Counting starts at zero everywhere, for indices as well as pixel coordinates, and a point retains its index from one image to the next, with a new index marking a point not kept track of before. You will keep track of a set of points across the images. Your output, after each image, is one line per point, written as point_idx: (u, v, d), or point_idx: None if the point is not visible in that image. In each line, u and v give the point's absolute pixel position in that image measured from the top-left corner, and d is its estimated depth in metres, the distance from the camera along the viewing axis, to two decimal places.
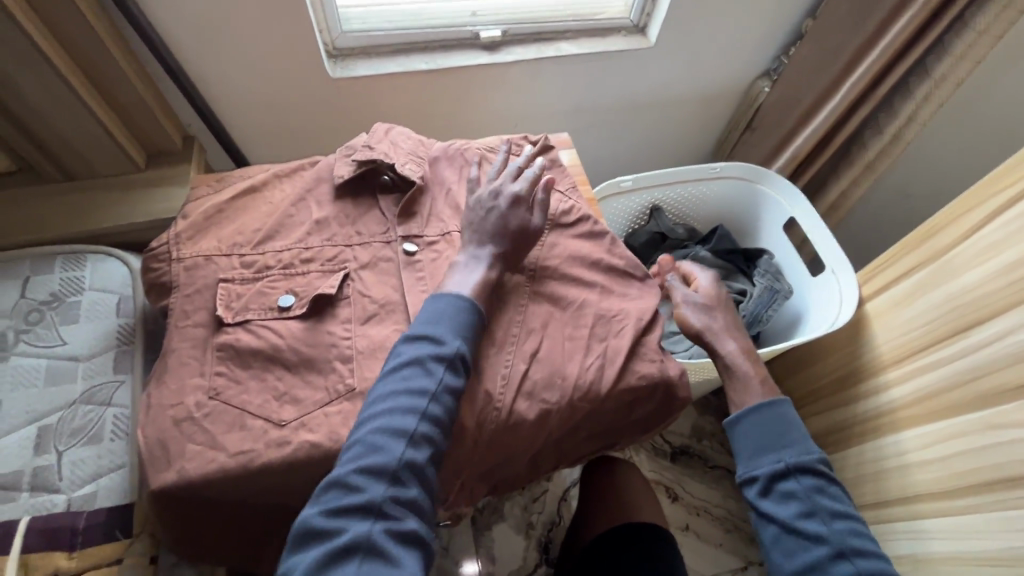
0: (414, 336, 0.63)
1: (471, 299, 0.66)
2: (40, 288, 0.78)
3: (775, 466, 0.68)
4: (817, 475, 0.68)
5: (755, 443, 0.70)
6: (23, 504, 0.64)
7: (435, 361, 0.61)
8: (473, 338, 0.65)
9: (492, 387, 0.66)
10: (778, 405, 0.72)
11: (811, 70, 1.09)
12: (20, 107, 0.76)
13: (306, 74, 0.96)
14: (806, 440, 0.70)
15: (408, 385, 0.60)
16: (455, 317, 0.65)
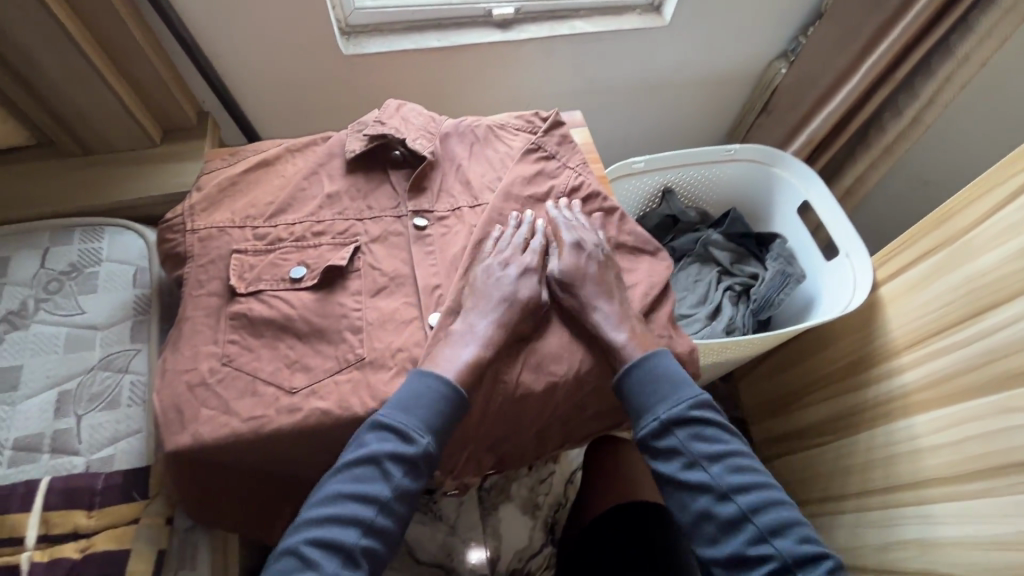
0: (381, 427, 0.62)
1: (453, 387, 0.63)
2: (60, 258, 0.80)
3: (654, 427, 0.67)
4: (691, 422, 0.67)
5: (633, 405, 0.69)
6: (44, 465, 0.66)
7: (394, 462, 0.61)
8: (444, 431, 0.63)
9: (501, 359, 0.68)
10: (645, 361, 0.68)
11: (829, 49, 1.07)
12: (40, 81, 0.78)
13: (319, 51, 0.96)
14: (678, 389, 0.68)
15: (362, 486, 0.60)
16: (430, 410, 0.62)
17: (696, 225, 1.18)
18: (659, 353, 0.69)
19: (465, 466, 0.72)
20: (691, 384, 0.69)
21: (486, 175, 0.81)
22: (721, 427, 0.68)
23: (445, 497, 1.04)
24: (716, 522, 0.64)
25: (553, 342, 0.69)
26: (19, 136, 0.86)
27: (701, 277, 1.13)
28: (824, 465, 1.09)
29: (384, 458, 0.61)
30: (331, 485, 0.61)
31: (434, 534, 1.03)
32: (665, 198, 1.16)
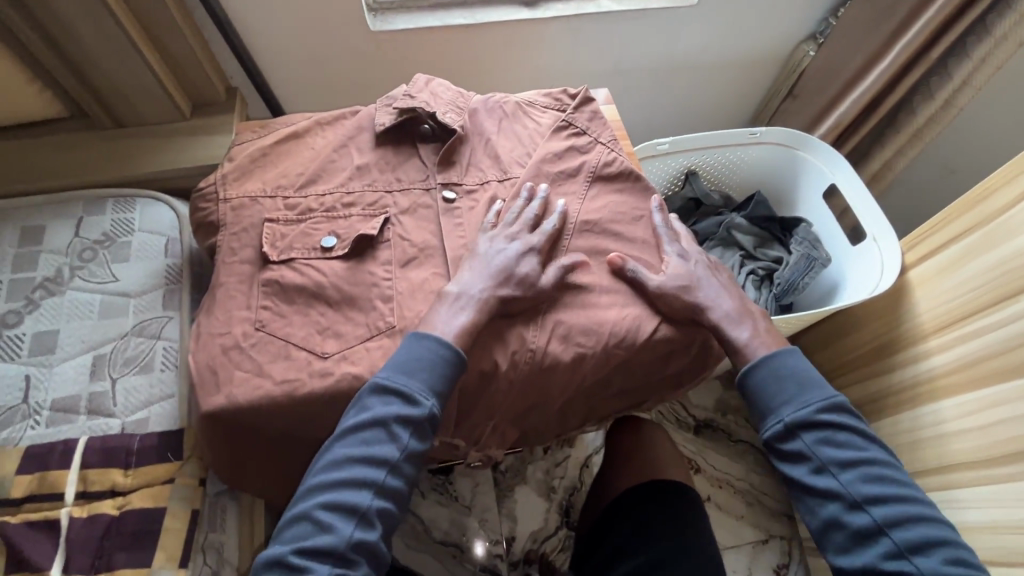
0: (383, 389, 0.61)
1: (452, 348, 0.63)
2: (93, 228, 0.81)
3: (777, 428, 0.68)
4: (821, 426, 0.67)
5: (757, 405, 0.70)
6: (81, 426, 0.67)
7: (401, 425, 0.60)
8: (447, 392, 0.63)
9: (526, 331, 0.67)
10: (770, 361, 0.69)
11: (860, 30, 1.05)
12: (77, 51, 0.79)
13: (346, 27, 0.96)
14: (806, 391, 0.68)
15: (371, 450, 0.59)
16: (434, 372, 0.62)
17: (720, 208, 1.17)
18: (787, 354, 0.70)
19: (486, 438, 0.72)
20: (822, 385, 0.68)
21: (515, 151, 0.80)
22: (856, 433, 0.67)
23: (461, 477, 1.07)
24: (848, 531, 0.64)
25: (578, 315, 0.69)
26: (54, 108, 0.87)
27: (723, 261, 1.11)
28: None
29: (391, 421, 0.60)
30: (336, 450, 0.59)
31: (449, 513, 1.04)
32: (688, 181, 1.15)
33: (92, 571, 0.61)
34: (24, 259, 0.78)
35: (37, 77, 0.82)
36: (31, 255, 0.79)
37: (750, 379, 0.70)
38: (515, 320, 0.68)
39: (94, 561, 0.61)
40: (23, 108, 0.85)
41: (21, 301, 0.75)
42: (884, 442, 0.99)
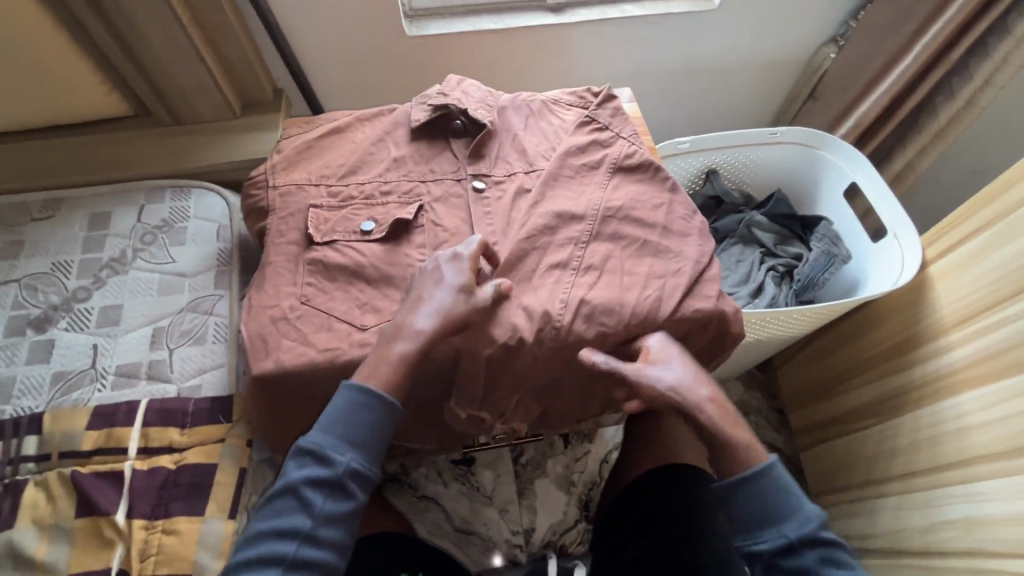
0: (299, 454, 0.65)
1: (364, 397, 0.65)
2: (153, 214, 0.88)
3: (779, 543, 0.70)
4: (820, 542, 0.70)
5: (755, 518, 0.71)
6: (142, 390, 0.74)
7: (313, 489, 0.63)
8: (363, 448, 0.65)
9: (551, 307, 0.70)
10: (771, 473, 0.71)
11: (880, 32, 1.08)
12: (145, 53, 0.87)
13: (385, 32, 1.03)
14: (803, 507, 0.72)
15: (284, 520, 0.62)
16: (351, 424, 0.65)
17: (740, 207, 1.19)
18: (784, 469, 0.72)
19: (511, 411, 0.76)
20: (815, 505, 0.72)
21: (541, 145, 0.85)
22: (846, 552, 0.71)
23: (482, 467, 1.08)
24: None
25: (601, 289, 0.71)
26: (122, 106, 0.95)
27: (744, 257, 1.14)
28: (864, 450, 1.08)
29: (304, 485, 0.63)
30: (257, 523, 0.63)
31: (469, 503, 1.06)
32: (708, 180, 1.18)
33: (151, 518, 0.67)
34: (92, 241, 0.86)
35: (108, 77, 0.90)
36: (98, 237, 0.86)
37: (751, 489, 0.71)
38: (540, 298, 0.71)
39: (153, 509, 0.67)
40: (95, 106, 0.93)
41: (90, 278, 0.83)
42: (905, 438, 1.00)
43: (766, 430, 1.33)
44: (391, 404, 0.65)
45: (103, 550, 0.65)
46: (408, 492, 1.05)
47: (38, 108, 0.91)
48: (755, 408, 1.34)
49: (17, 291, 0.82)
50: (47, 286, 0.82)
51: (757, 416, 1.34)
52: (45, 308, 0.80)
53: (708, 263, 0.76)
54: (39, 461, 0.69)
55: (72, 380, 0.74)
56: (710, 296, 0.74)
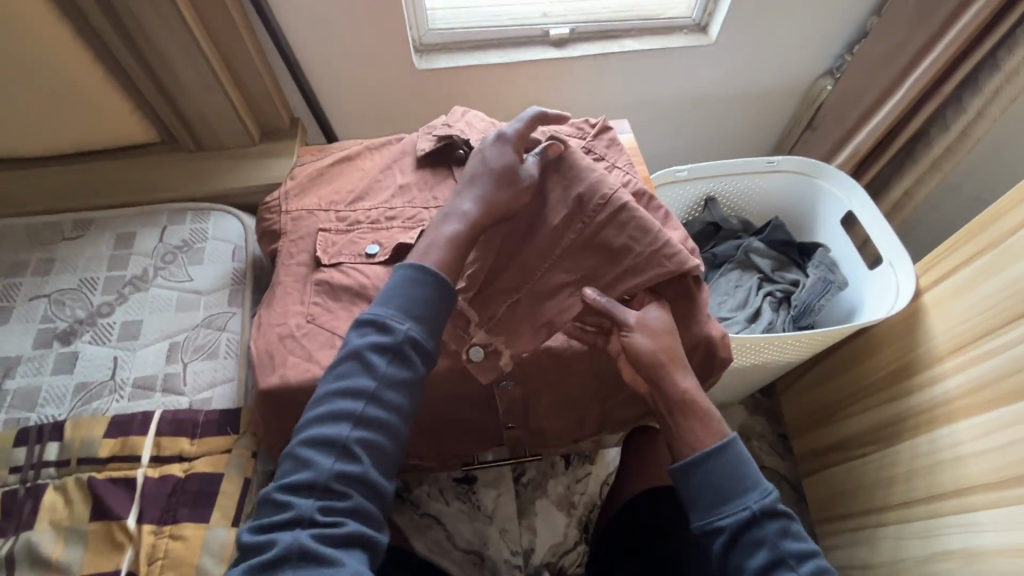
0: (360, 324, 0.66)
1: (422, 271, 0.67)
2: (174, 235, 0.94)
3: (741, 516, 0.67)
4: (780, 516, 0.68)
5: (715, 490, 0.68)
6: (156, 402, 0.78)
7: (376, 354, 0.64)
8: (423, 316, 0.66)
9: (591, 201, 0.72)
10: (730, 445, 0.70)
11: (875, 65, 1.11)
12: (173, 86, 0.94)
13: (396, 66, 1.09)
14: (762, 480, 0.70)
15: (349, 381, 0.63)
16: (409, 297, 0.66)
17: (738, 233, 1.22)
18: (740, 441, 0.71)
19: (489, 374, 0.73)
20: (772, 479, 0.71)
21: None
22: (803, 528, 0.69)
23: (485, 486, 1.11)
24: None
25: (627, 222, 0.72)
26: (151, 134, 1.03)
27: (741, 282, 1.16)
28: (864, 477, 1.08)
29: (366, 350, 0.64)
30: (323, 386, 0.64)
31: (471, 521, 1.08)
32: (707, 207, 1.21)
33: (161, 523, 0.70)
34: (117, 259, 0.92)
35: (138, 108, 0.98)
36: (122, 256, 0.92)
37: (710, 460, 0.69)
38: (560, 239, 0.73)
39: (163, 515, 0.71)
40: (126, 133, 1.00)
41: (114, 294, 0.88)
42: (903, 465, 0.99)
43: (767, 456, 1.33)
44: (444, 279, 0.68)
45: (114, 553, 0.68)
46: (411, 509, 1.08)
47: (74, 136, 0.98)
48: (760, 433, 1.35)
49: (46, 305, 0.87)
50: (74, 302, 0.87)
51: (762, 442, 1.34)
52: (71, 322, 0.85)
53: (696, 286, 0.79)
54: (59, 466, 0.73)
55: (92, 390, 0.79)
56: (700, 319, 0.76)
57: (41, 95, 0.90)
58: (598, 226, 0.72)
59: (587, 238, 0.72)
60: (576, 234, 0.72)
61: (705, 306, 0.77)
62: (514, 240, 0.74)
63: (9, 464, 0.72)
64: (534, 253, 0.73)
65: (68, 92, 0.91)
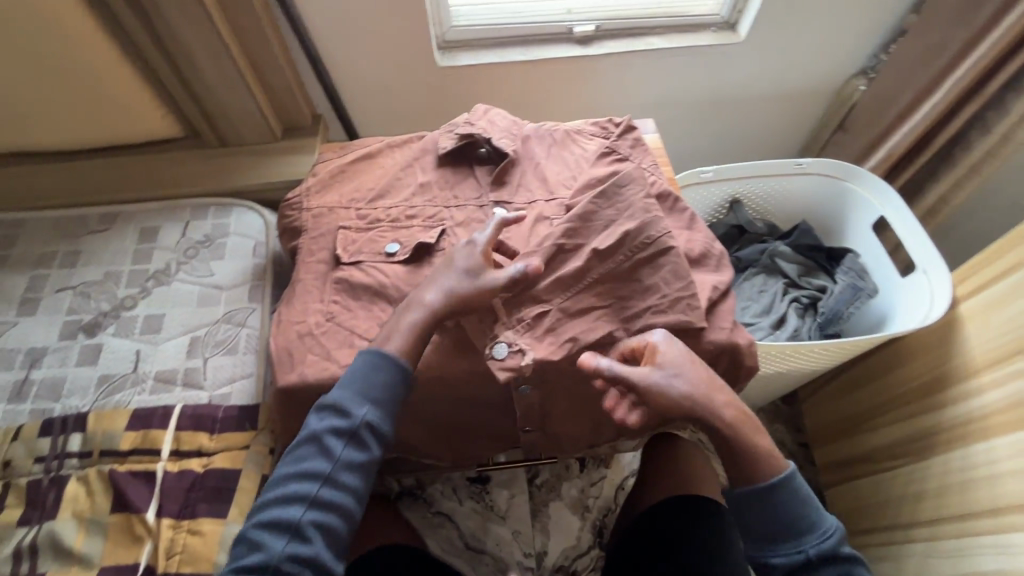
0: (321, 408, 0.67)
1: (385, 355, 0.68)
2: (197, 230, 0.95)
3: (795, 558, 0.68)
4: (838, 559, 0.69)
5: (770, 529, 0.70)
6: (177, 395, 0.79)
7: (334, 437, 0.65)
8: (383, 401, 0.67)
9: (636, 240, 0.74)
10: (791, 486, 0.70)
11: (912, 65, 1.07)
12: (198, 82, 0.94)
13: (419, 63, 1.08)
14: (823, 522, 0.70)
15: (305, 465, 0.64)
16: (370, 381, 0.67)
17: (764, 236, 1.19)
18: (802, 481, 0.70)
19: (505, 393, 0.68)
20: (833, 520, 0.70)
21: (562, 174, 0.88)
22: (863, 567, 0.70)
23: (497, 486, 1.10)
24: None
25: (666, 264, 0.74)
26: (176, 129, 1.03)
27: (766, 287, 1.13)
28: (891, 492, 1.04)
29: (324, 434, 0.65)
30: (281, 469, 0.66)
31: (483, 522, 1.07)
32: (732, 209, 1.19)
33: (179, 517, 0.71)
34: (140, 253, 0.93)
35: (163, 103, 0.98)
36: (146, 250, 0.93)
37: (768, 500, 0.70)
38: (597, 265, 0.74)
39: (181, 509, 0.71)
40: (151, 128, 1.01)
41: (137, 287, 0.89)
42: (934, 481, 0.96)
43: None
44: (406, 363, 0.68)
45: (134, 545, 0.69)
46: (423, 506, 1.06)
47: (101, 131, 0.99)
48: (780, 441, 1.31)
49: (72, 297, 0.88)
50: (99, 294, 0.89)
51: (782, 450, 1.31)
52: (95, 314, 0.86)
53: (723, 292, 0.77)
54: (81, 457, 0.74)
55: (115, 382, 0.80)
56: (724, 326, 0.74)
57: (70, 90, 0.92)
58: (638, 261, 0.74)
59: (623, 273, 0.74)
60: (615, 265, 0.74)
61: (730, 314, 0.76)
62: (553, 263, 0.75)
63: (34, 453, 0.74)
64: (570, 279, 0.74)
65: (96, 87, 0.92)
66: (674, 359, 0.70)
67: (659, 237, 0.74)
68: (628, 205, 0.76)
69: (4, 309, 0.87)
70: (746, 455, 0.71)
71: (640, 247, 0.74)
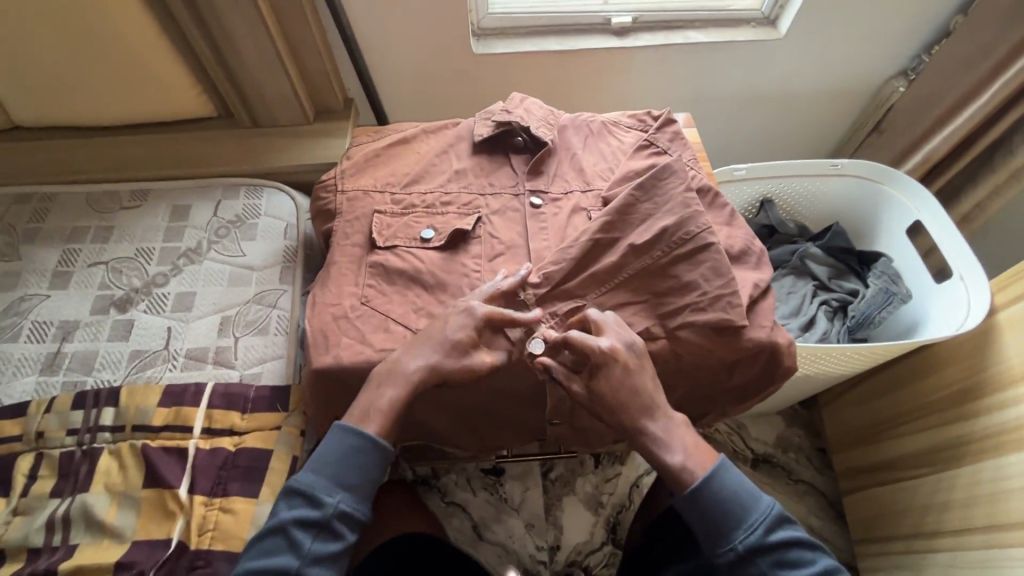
0: (290, 494, 0.64)
1: (362, 438, 0.65)
2: (228, 210, 0.95)
3: (729, 558, 0.66)
4: (771, 547, 0.65)
5: (700, 530, 0.67)
6: (208, 373, 0.79)
7: (302, 529, 0.62)
8: (356, 488, 0.65)
9: (677, 233, 0.73)
10: (709, 485, 0.67)
11: (956, 67, 1.05)
12: (235, 63, 0.93)
13: (454, 49, 1.08)
14: (751, 513, 0.67)
15: (272, 561, 0.61)
16: (344, 467, 0.65)
17: (794, 237, 1.17)
18: (720, 471, 0.68)
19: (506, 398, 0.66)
20: (761, 502, 0.68)
21: (598, 165, 0.88)
22: (803, 545, 0.67)
23: (512, 479, 1.08)
24: None
25: (706, 261, 0.72)
26: (209, 108, 1.03)
27: (795, 289, 1.12)
28: (913, 500, 1.03)
29: (293, 526, 0.62)
30: (245, 563, 0.62)
31: (497, 514, 1.05)
32: (763, 208, 1.17)
33: (211, 495, 0.71)
34: (172, 231, 0.93)
35: (198, 81, 0.98)
36: (177, 228, 0.93)
37: (692, 505, 0.67)
38: (635, 259, 0.73)
39: (213, 487, 0.71)
40: (185, 106, 1.01)
41: (169, 265, 0.89)
42: (962, 491, 0.94)
43: (805, 469, 1.27)
44: (380, 445, 0.66)
45: (165, 521, 0.69)
46: (438, 496, 1.06)
47: (138, 107, 0.99)
48: (798, 445, 1.29)
49: (104, 272, 0.88)
50: (130, 270, 0.89)
51: (799, 454, 1.28)
52: (127, 290, 0.86)
53: (764, 291, 0.76)
54: (113, 431, 0.74)
55: (146, 358, 0.80)
56: (765, 325, 0.73)
57: (109, 65, 0.91)
58: (675, 258, 0.72)
59: (658, 268, 0.73)
60: (653, 261, 0.73)
61: (770, 313, 0.75)
62: (590, 255, 0.74)
63: (67, 426, 0.74)
64: (608, 275, 0.73)
65: (135, 63, 0.91)
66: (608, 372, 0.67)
67: (699, 233, 0.73)
68: (667, 199, 0.75)
69: (36, 282, 0.88)
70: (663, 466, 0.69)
71: (678, 243, 0.73)
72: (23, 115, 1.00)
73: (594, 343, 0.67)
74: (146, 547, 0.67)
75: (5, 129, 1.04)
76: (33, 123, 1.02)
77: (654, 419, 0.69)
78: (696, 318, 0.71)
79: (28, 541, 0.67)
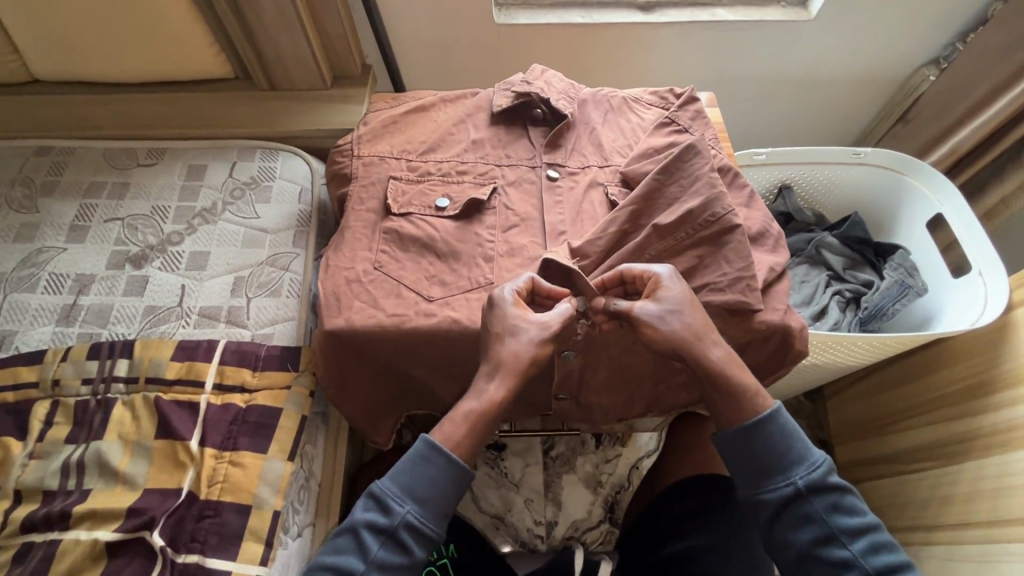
0: (368, 495, 0.64)
1: (442, 451, 0.63)
2: (244, 171, 0.94)
3: (786, 492, 0.65)
4: (829, 489, 0.65)
5: (751, 468, 0.67)
6: (221, 331, 0.80)
7: (371, 533, 0.62)
8: (428, 501, 0.63)
9: (701, 214, 0.71)
10: (776, 418, 0.67)
11: (991, 56, 1.01)
12: (257, 25, 0.92)
13: (477, 18, 1.06)
14: (812, 453, 0.67)
15: (341, 558, 0.62)
16: (416, 477, 0.63)
17: (811, 225, 1.16)
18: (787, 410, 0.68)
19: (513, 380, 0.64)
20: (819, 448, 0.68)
21: (617, 141, 0.87)
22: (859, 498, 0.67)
23: (513, 455, 1.03)
24: None
25: (728, 242, 0.71)
26: (228, 69, 1.03)
27: (808, 278, 1.11)
28: (914, 493, 1.03)
29: (362, 528, 0.62)
30: (319, 557, 0.63)
31: (498, 488, 1.02)
32: (781, 195, 1.15)
33: (221, 448, 0.72)
34: (188, 190, 0.93)
35: (218, 41, 0.97)
36: (193, 187, 0.93)
37: (749, 437, 0.66)
38: (654, 237, 0.72)
39: (223, 441, 0.72)
40: (201, 65, 1.00)
41: (184, 224, 0.89)
42: (966, 486, 0.93)
43: None
44: (457, 464, 0.63)
45: (177, 472, 0.70)
46: None
47: (158, 64, 0.99)
48: None
49: (120, 229, 0.89)
50: (146, 227, 0.89)
51: None
52: (142, 247, 0.87)
53: (780, 274, 0.75)
54: (128, 383, 0.75)
55: (160, 314, 0.81)
56: (779, 308, 0.73)
57: (131, 20, 0.91)
58: (697, 239, 0.72)
59: (677, 249, 0.72)
60: (672, 241, 0.72)
61: (784, 297, 0.74)
62: (607, 234, 0.73)
63: (82, 375, 0.75)
64: (629, 254, 0.72)
65: (154, 17, 0.91)
66: (672, 295, 0.66)
67: (724, 215, 0.71)
68: (693, 180, 0.73)
69: (54, 235, 0.88)
70: (735, 390, 0.66)
71: (703, 224, 0.71)
72: (41, 68, 1.00)
73: (637, 272, 0.69)
74: (157, 495, 0.68)
75: (24, 82, 1.04)
76: (52, 77, 1.02)
77: (716, 335, 0.67)
78: (712, 298, 0.70)
79: (43, 484, 0.69)
